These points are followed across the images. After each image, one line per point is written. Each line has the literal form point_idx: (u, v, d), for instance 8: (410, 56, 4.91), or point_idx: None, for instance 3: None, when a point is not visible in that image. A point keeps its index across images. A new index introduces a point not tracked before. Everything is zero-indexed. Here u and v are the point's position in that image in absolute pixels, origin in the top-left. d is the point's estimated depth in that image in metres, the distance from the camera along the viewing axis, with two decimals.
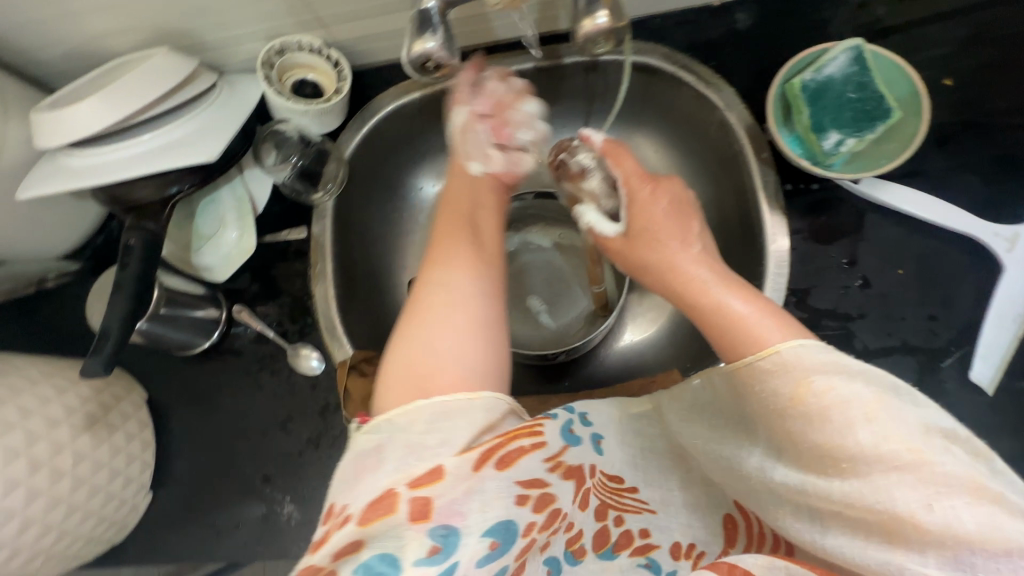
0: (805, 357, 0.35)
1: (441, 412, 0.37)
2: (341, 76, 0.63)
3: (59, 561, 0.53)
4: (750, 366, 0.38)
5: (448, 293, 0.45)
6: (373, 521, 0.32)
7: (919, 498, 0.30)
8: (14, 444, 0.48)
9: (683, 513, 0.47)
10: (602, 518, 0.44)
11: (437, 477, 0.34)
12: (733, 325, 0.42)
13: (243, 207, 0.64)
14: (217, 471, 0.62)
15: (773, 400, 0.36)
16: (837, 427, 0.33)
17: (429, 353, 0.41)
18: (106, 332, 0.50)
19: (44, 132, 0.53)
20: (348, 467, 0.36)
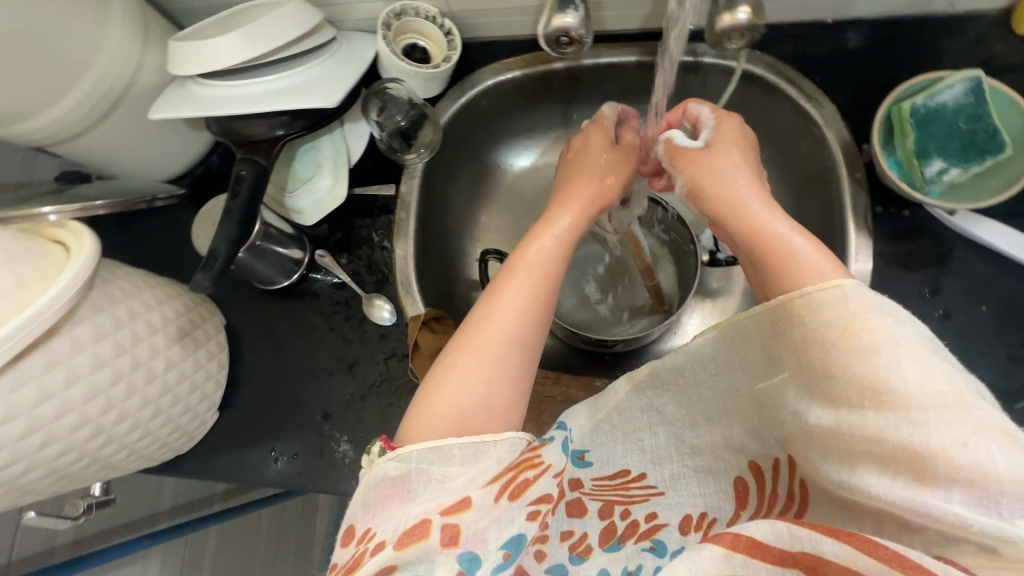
0: (859, 295, 0.36)
1: (474, 449, 0.38)
2: (451, 45, 0.66)
3: (136, 458, 0.57)
4: (806, 297, 0.37)
5: (507, 332, 0.44)
6: (408, 545, 0.35)
7: (953, 436, 0.31)
8: (123, 340, 0.50)
9: (693, 483, 0.46)
10: (607, 516, 0.46)
11: (465, 507, 0.36)
12: (789, 257, 0.41)
13: (339, 157, 0.67)
14: (280, 401, 0.66)
15: (817, 335, 0.36)
16: (884, 364, 0.33)
17: (478, 394, 0.41)
18: (214, 253, 0.53)
19: (180, 60, 0.57)
20: (372, 492, 0.37)
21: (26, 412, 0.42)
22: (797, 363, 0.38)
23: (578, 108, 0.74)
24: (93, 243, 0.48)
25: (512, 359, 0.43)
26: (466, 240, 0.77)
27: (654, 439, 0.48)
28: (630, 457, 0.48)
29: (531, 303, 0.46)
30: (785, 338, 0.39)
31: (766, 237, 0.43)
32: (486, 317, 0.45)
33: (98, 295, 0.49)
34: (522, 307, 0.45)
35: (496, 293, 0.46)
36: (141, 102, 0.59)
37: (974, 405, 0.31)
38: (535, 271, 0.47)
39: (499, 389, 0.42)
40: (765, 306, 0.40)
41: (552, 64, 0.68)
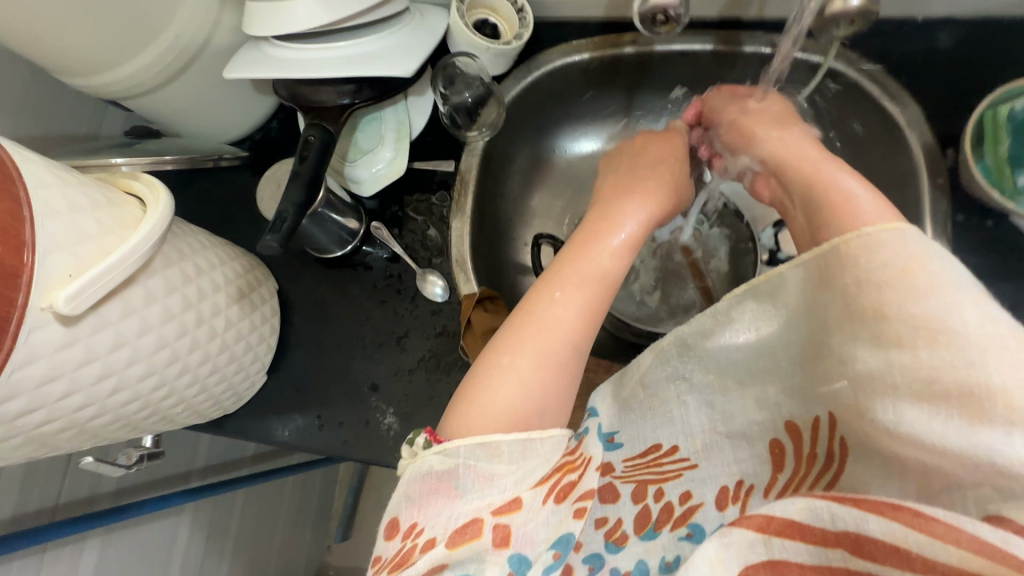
0: (914, 239, 0.34)
1: (522, 447, 0.38)
2: (523, 22, 0.65)
3: (190, 414, 0.58)
4: (863, 238, 0.35)
5: (563, 335, 0.43)
6: (460, 544, 0.34)
7: (1018, 379, 0.29)
8: (190, 296, 0.51)
9: (726, 451, 0.44)
10: (640, 499, 0.44)
11: (515, 507, 0.36)
12: (840, 200, 0.40)
13: (401, 130, 0.67)
14: (328, 369, 0.66)
15: (873, 276, 0.34)
16: (942, 304, 0.32)
17: (534, 396, 0.41)
18: (282, 216, 0.53)
19: (257, 21, 0.56)
20: (417, 485, 0.36)
21: (103, 356, 0.42)
22: (847, 312, 0.36)
23: (641, 96, 0.73)
24: (168, 197, 0.48)
25: (570, 353, 0.43)
26: (518, 223, 0.76)
27: (684, 409, 0.46)
28: (660, 430, 0.46)
29: (587, 306, 0.44)
30: (835, 284, 0.37)
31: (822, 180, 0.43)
32: (540, 317, 0.43)
33: (170, 249, 0.49)
34: (579, 310, 0.44)
35: (551, 290, 0.45)
36: (215, 61, 0.60)
37: None
38: (596, 268, 0.46)
39: (555, 384, 0.42)
40: (813, 252, 0.38)
41: (622, 49, 0.67)
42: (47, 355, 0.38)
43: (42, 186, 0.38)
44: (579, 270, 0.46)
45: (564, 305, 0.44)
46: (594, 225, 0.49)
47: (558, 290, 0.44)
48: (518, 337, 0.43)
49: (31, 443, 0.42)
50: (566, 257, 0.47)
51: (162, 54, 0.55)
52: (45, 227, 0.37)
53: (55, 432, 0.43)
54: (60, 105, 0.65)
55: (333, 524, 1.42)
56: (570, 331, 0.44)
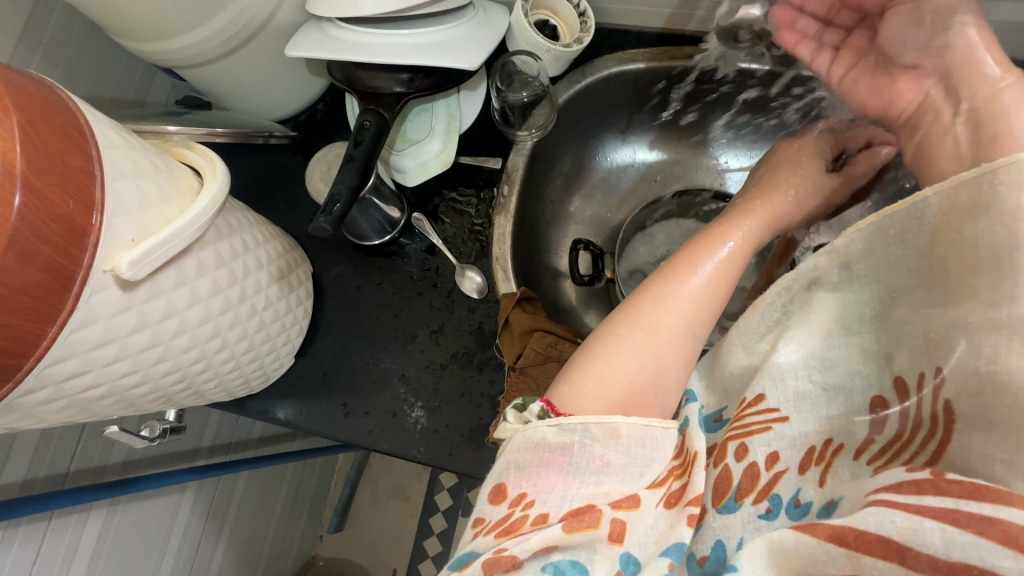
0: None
1: (639, 436, 0.38)
2: (584, 26, 0.65)
3: (219, 390, 0.57)
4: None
5: (683, 313, 0.42)
6: (575, 530, 0.34)
7: None
8: (237, 271, 0.50)
9: (820, 404, 0.40)
10: (720, 460, 0.40)
11: (632, 505, 0.36)
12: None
13: (452, 123, 0.67)
14: (357, 357, 0.65)
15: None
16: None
17: (648, 370, 0.40)
18: (335, 198, 0.53)
19: (323, 1, 0.56)
20: (526, 454, 0.37)
21: (153, 324, 0.42)
22: None
23: (691, 110, 0.73)
24: (225, 171, 0.47)
25: (686, 348, 0.42)
26: (556, 226, 0.76)
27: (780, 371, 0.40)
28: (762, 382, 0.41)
29: (708, 290, 0.44)
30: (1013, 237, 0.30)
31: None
32: (662, 293, 0.43)
33: (221, 222, 0.49)
34: (700, 293, 0.43)
35: (678, 268, 0.45)
36: (274, 38, 0.59)
37: None
38: (720, 269, 0.45)
39: (667, 373, 0.41)
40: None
41: (680, 61, 0.66)
42: (104, 318, 0.37)
43: (110, 147, 0.38)
44: (704, 267, 0.45)
45: (686, 298, 0.43)
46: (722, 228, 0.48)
47: (681, 283, 0.44)
48: (638, 323, 0.42)
49: (72, 407, 0.41)
50: (697, 243, 0.47)
51: (227, 26, 0.54)
52: (113, 188, 0.36)
53: (97, 397, 0.42)
54: (111, 67, 0.64)
55: (327, 512, 1.40)
56: (691, 325, 0.42)
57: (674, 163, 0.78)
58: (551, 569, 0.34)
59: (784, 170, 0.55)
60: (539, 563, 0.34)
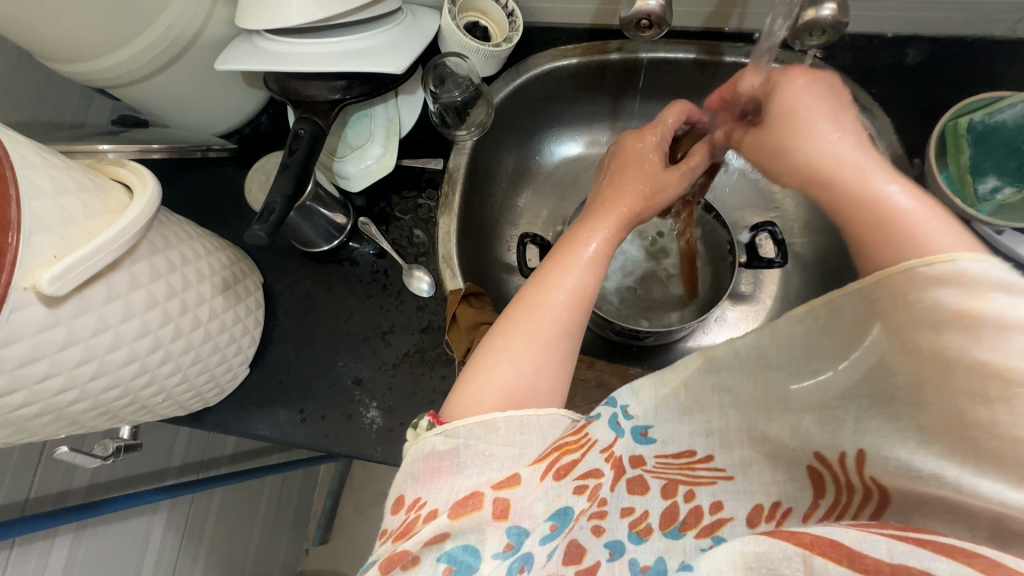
0: (988, 273, 0.30)
1: (518, 423, 0.39)
2: (513, 26, 0.67)
3: (170, 405, 0.57)
4: (910, 272, 0.32)
5: (554, 319, 0.45)
6: (461, 516, 0.34)
7: None
8: (174, 284, 0.51)
9: (766, 470, 0.40)
10: (670, 495, 0.41)
11: (514, 482, 0.35)
12: (891, 221, 0.35)
13: (391, 127, 0.68)
14: (311, 363, 0.66)
15: (921, 315, 0.32)
16: (1015, 350, 0.28)
17: (528, 374, 0.42)
18: (271, 207, 0.53)
19: (250, 14, 0.57)
20: (419, 464, 0.37)
21: (84, 340, 0.42)
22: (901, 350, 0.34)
23: (627, 103, 0.75)
24: (155, 185, 0.48)
25: (559, 345, 0.44)
26: (504, 223, 0.77)
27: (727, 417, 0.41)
28: (698, 435, 0.42)
29: (577, 295, 0.47)
30: (885, 319, 0.34)
31: (869, 196, 0.37)
32: (531, 305, 0.46)
33: (156, 236, 0.49)
34: (569, 299, 0.46)
35: (541, 281, 0.48)
36: (206, 53, 0.60)
37: None
38: (580, 272, 0.48)
39: (544, 372, 0.43)
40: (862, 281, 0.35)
41: (609, 55, 0.69)
42: (29, 336, 0.38)
43: (29, 167, 0.38)
44: (563, 274, 0.48)
45: (550, 303, 0.46)
46: (576, 236, 0.52)
47: (541, 292, 0.46)
48: (508, 336, 0.44)
49: (8, 427, 0.41)
50: (560, 254, 0.50)
51: (154, 43, 0.55)
52: (30, 208, 0.37)
53: (33, 415, 0.42)
54: (46, 91, 0.64)
55: (312, 526, 1.39)
56: (559, 325, 0.45)
57: None
58: (445, 558, 0.33)
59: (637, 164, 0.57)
60: (432, 555, 0.33)
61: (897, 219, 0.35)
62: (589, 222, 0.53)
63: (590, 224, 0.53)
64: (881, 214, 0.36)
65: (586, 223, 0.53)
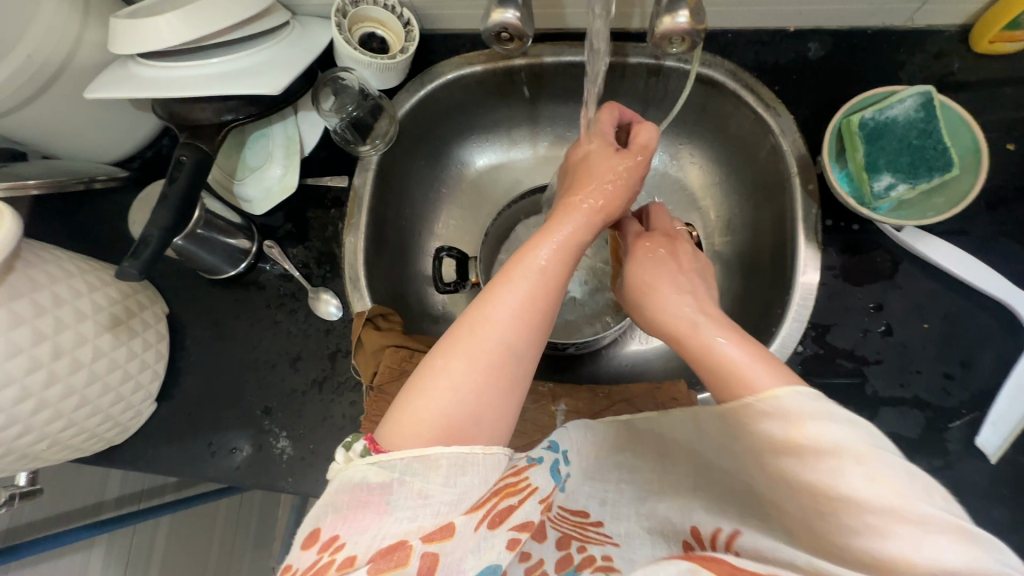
0: (798, 405, 0.34)
1: (457, 462, 0.37)
2: (410, 36, 0.65)
3: (62, 450, 0.55)
4: (747, 406, 0.37)
5: (501, 338, 0.42)
6: (384, 570, 0.33)
7: (909, 536, 0.30)
8: (44, 327, 0.48)
9: (646, 545, 0.43)
10: (564, 545, 0.43)
11: (445, 536, 0.36)
12: (720, 365, 0.40)
13: (292, 146, 0.66)
14: (221, 393, 0.64)
15: (766, 442, 0.35)
16: (830, 469, 0.32)
17: (468, 401, 0.39)
18: (145, 240, 0.51)
19: (118, 37, 0.55)
20: (346, 496, 0.36)
21: None
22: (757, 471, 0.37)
23: (542, 106, 0.74)
24: (13, 224, 0.46)
25: (506, 367, 0.41)
26: (423, 235, 0.75)
27: None
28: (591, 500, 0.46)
29: (530, 312, 0.43)
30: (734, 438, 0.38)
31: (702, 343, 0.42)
32: (479, 325, 0.42)
33: (17, 279, 0.47)
34: (516, 315, 0.43)
35: (488, 294, 0.44)
36: (80, 80, 0.58)
37: (920, 504, 0.30)
38: (532, 282, 0.45)
39: (488, 398, 0.40)
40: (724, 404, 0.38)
41: (513, 60, 0.67)
42: None
43: None
44: (512, 286, 0.44)
45: (495, 318, 0.43)
46: (534, 242, 0.48)
47: (486, 305, 0.43)
48: (448, 356, 0.41)
49: None
50: (512, 260, 0.47)
51: (15, 74, 0.52)
52: None
53: None
54: None
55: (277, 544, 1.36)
56: (506, 344, 0.42)
57: (539, 161, 0.78)
58: None
59: (591, 163, 0.55)
60: None
61: (727, 366, 0.40)
62: (547, 226, 0.50)
63: (548, 229, 0.49)
64: (713, 360, 0.41)
65: (542, 230, 0.49)
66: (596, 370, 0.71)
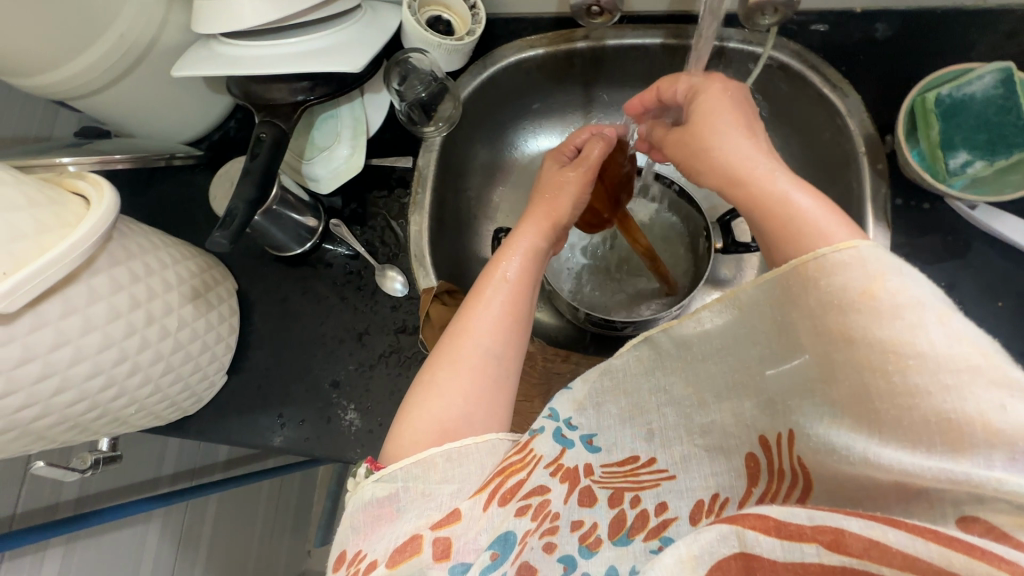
0: (876, 256, 0.32)
1: (452, 456, 0.39)
2: (476, 19, 0.66)
3: (145, 416, 0.57)
4: (820, 259, 0.33)
5: (484, 344, 0.44)
6: (400, 562, 0.34)
7: (992, 399, 0.28)
8: (139, 295, 0.50)
9: (704, 462, 0.42)
10: (617, 503, 0.42)
11: (454, 519, 0.35)
12: (797, 219, 0.37)
13: (358, 127, 0.68)
14: (289, 367, 0.66)
15: (836, 299, 0.33)
16: (907, 325, 0.30)
17: (457, 407, 0.42)
18: (232, 213, 0.53)
19: (204, 18, 0.56)
20: (360, 514, 0.37)
21: (42, 355, 0.43)
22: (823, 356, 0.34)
23: (597, 90, 0.74)
24: (112, 195, 0.48)
25: (486, 372, 0.44)
26: (480, 217, 0.77)
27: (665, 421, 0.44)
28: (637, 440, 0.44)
29: (508, 319, 0.46)
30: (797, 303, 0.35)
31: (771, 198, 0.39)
32: (460, 334, 0.45)
33: (116, 246, 0.49)
34: (493, 325, 0.46)
35: (465, 308, 0.47)
36: (163, 61, 0.60)
37: (1006, 365, 0.28)
38: (503, 293, 0.48)
39: (474, 402, 0.42)
40: (791, 264, 0.34)
41: (575, 43, 0.68)
42: None
43: None
44: (482, 298, 0.47)
45: (469, 329, 0.45)
46: (499, 255, 0.51)
47: (461, 321, 0.46)
48: (432, 370, 0.44)
49: None
50: (483, 277, 0.49)
51: (107, 53, 0.55)
52: None
53: None
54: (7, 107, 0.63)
55: (314, 527, 1.37)
56: (483, 352, 0.44)
57: None
58: None
59: (550, 179, 0.59)
60: None
61: (798, 222, 0.37)
62: (509, 241, 0.53)
63: (513, 243, 0.53)
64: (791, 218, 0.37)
65: (505, 246, 0.53)
66: None
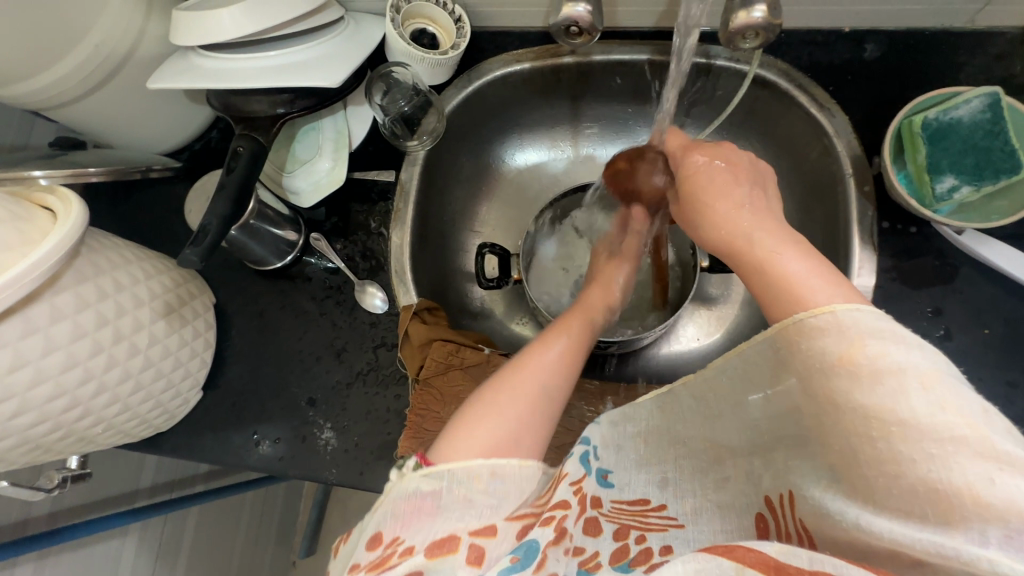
0: (862, 321, 0.32)
1: (494, 470, 0.40)
2: (460, 32, 0.65)
3: (114, 434, 0.56)
4: (799, 323, 0.35)
5: (543, 383, 0.47)
6: (437, 557, 0.35)
7: (979, 472, 0.27)
8: (106, 313, 0.49)
9: (715, 517, 0.41)
10: (622, 537, 0.40)
11: (491, 532, 0.36)
12: (780, 282, 0.37)
13: (340, 139, 0.67)
14: (266, 382, 0.64)
15: (821, 360, 0.33)
16: (890, 391, 0.30)
17: (511, 428, 0.43)
18: (205, 228, 0.52)
19: (180, 29, 0.55)
20: (402, 502, 0.37)
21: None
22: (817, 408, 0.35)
23: (585, 105, 0.74)
24: (79, 211, 0.46)
25: (539, 411, 0.46)
26: (465, 232, 0.76)
27: None
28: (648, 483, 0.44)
29: (566, 366, 0.50)
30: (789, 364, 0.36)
31: (760, 259, 0.39)
32: (532, 366, 0.49)
33: (83, 264, 0.48)
34: (554, 365, 0.49)
35: (534, 345, 0.51)
36: (140, 72, 0.59)
37: (993, 437, 0.28)
38: (566, 344, 0.52)
39: (523, 434, 0.44)
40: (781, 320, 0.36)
41: (561, 58, 0.67)
42: None
43: None
44: (549, 340, 0.52)
45: (534, 366, 0.48)
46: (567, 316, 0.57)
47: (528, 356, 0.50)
48: (496, 389, 0.46)
49: None
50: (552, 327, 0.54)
51: (82, 64, 0.54)
52: None
53: None
54: None
55: (298, 538, 1.35)
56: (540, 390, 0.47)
57: (580, 162, 0.78)
58: None
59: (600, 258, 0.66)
60: None
61: (787, 282, 0.37)
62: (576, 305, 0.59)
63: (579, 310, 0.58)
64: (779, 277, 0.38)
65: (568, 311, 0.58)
66: (635, 371, 0.71)
